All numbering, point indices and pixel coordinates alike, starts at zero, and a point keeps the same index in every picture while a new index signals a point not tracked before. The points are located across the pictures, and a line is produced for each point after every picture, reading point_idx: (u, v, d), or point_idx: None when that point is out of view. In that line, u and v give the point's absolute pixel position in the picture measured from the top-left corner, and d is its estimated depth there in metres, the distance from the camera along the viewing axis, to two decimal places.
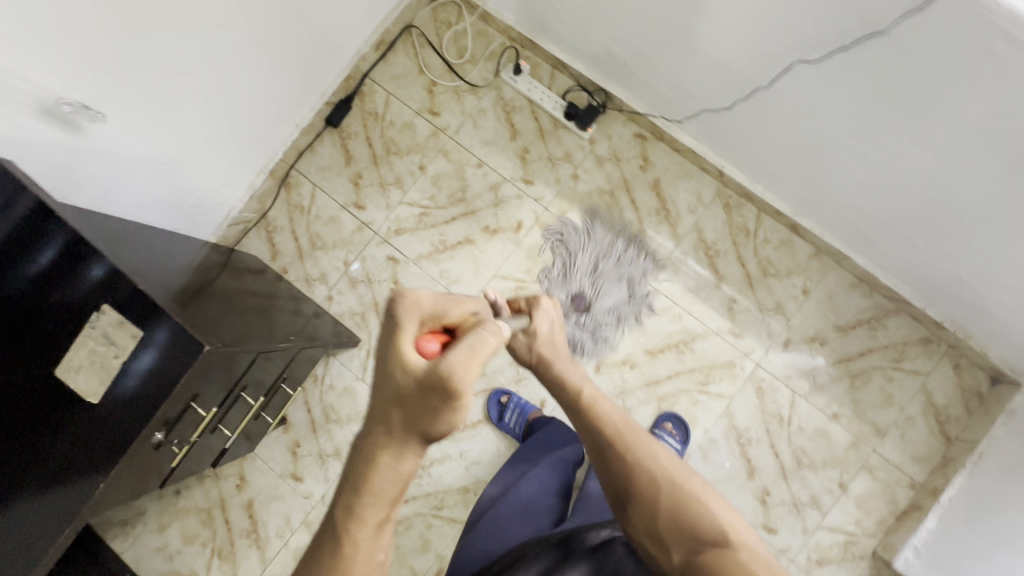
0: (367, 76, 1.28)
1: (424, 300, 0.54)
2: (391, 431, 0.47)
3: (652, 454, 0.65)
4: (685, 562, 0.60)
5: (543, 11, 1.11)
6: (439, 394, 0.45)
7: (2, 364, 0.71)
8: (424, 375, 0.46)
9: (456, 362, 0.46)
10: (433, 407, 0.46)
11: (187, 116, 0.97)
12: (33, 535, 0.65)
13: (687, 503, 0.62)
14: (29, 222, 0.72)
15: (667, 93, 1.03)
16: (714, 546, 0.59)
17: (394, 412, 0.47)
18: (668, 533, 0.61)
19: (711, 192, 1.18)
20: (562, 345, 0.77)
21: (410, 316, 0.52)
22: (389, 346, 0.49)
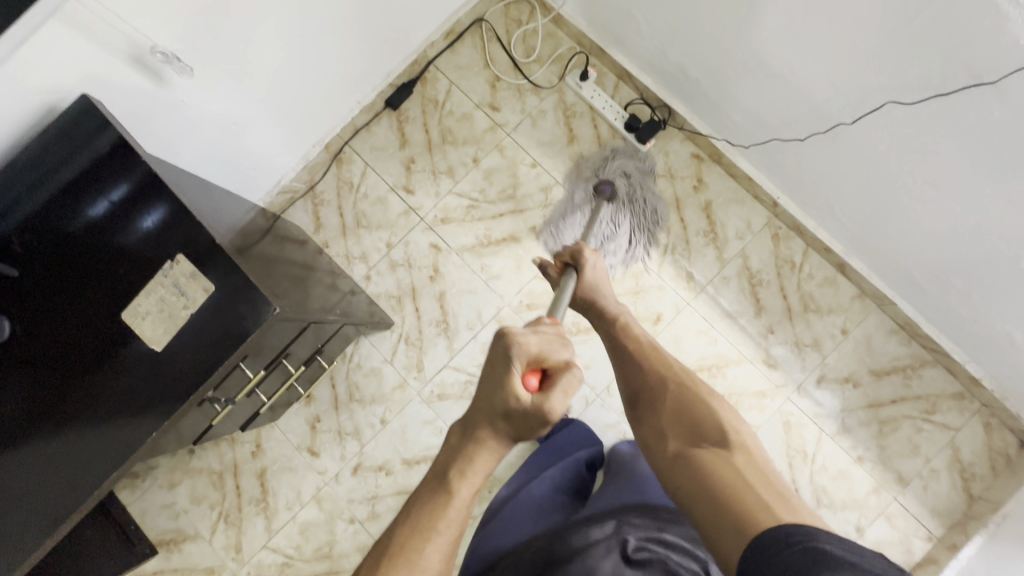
0: (433, 63, 1.29)
1: (531, 344, 0.58)
2: (496, 430, 0.53)
3: (668, 363, 0.69)
4: (678, 451, 0.59)
5: (621, 23, 1.12)
6: (539, 424, 0.54)
7: (61, 301, 0.70)
8: (532, 407, 0.53)
9: (558, 404, 0.54)
10: (532, 427, 0.54)
11: (264, 80, 0.98)
12: (77, 478, 0.65)
13: (691, 401, 0.63)
14: (106, 162, 0.73)
15: (736, 117, 1.04)
16: (712, 441, 0.58)
17: (500, 425, 0.53)
18: (669, 426, 0.62)
19: (761, 221, 1.18)
20: (608, 289, 0.84)
21: (518, 357, 0.56)
22: (501, 378, 0.54)
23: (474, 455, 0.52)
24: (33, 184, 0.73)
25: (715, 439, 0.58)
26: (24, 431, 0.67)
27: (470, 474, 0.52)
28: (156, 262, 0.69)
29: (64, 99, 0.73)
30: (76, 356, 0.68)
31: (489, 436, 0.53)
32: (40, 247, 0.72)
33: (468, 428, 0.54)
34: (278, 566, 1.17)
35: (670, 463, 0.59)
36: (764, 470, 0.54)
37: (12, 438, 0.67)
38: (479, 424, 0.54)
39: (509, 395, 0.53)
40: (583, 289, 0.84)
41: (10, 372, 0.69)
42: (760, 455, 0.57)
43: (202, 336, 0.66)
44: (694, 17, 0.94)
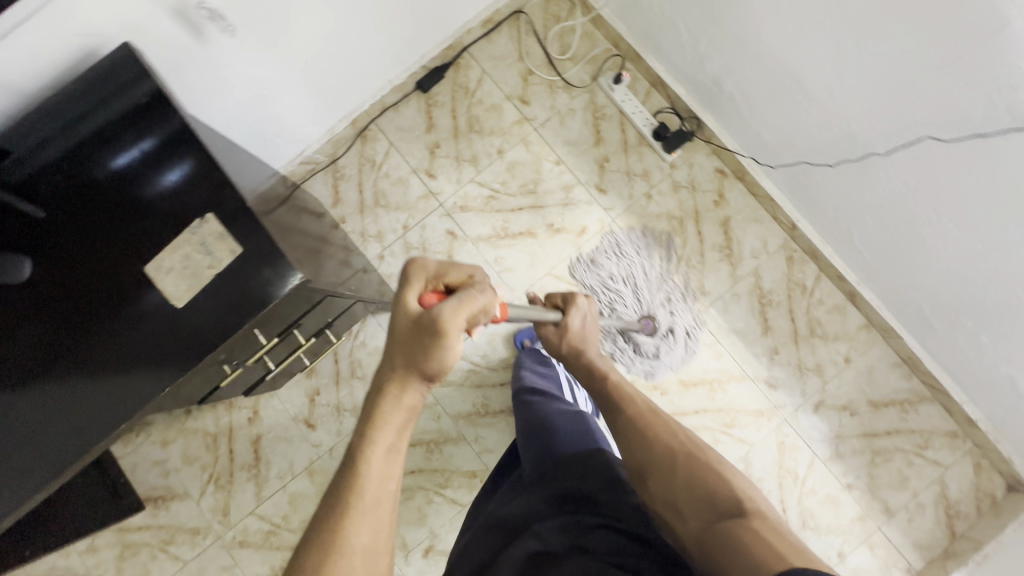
0: (467, 50, 1.28)
1: (429, 262, 0.59)
2: (394, 365, 0.55)
3: (673, 435, 0.76)
4: (699, 524, 0.62)
5: (661, 30, 1.12)
6: (431, 340, 0.54)
7: (79, 247, 0.70)
8: (420, 321, 0.55)
9: (445, 310, 0.54)
10: (423, 345, 0.54)
11: (302, 49, 0.97)
12: (86, 425, 0.65)
13: (702, 477, 0.68)
14: (135, 111, 0.72)
15: (766, 137, 1.04)
16: (728, 509, 0.62)
17: (395, 350, 0.56)
18: (684, 500, 0.66)
19: (778, 241, 1.19)
20: (592, 344, 0.96)
21: (416, 276, 0.58)
22: (396, 300, 0.57)
23: (379, 411, 0.55)
24: (63, 128, 0.71)
25: (729, 509, 0.62)
26: (35, 373, 0.66)
27: (383, 429, 0.54)
28: (180, 218, 0.69)
29: (103, 44, 0.72)
30: (90, 302, 0.68)
31: (392, 379, 0.55)
32: (62, 191, 0.71)
33: (373, 385, 0.56)
34: (263, 534, 1.18)
35: (693, 537, 0.60)
36: (782, 530, 0.57)
37: (21, 378, 0.66)
38: (378, 372, 0.56)
39: (401, 313, 0.56)
40: (568, 340, 0.96)
41: (24, 313, 0.68)
42: (775, 520, 0.60)
43: (226, 297, 0.67)
44: (737, 32, 0.94)
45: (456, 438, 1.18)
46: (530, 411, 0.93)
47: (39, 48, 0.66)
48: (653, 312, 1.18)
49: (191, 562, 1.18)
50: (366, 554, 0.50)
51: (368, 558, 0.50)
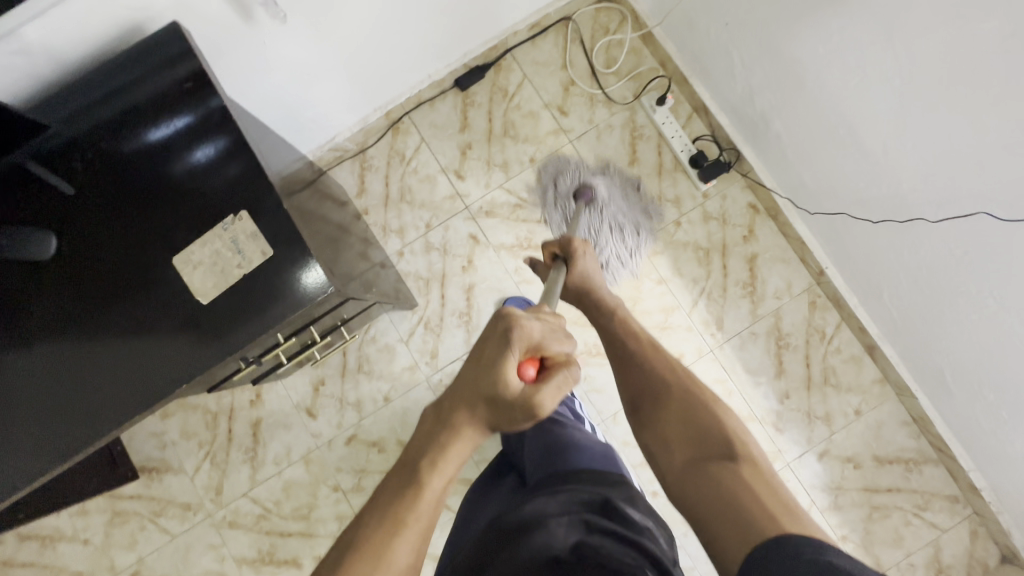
0: (511, 52, 1.25)
1: (535, 331, 0.57)
2: (476, 417, 0.54)
3: (669, 363, 0.72)
4: (686, 461, 0.60)
5: (713, 58, 1.09)
6: (524, 418, 0.54)
7: (101, 226, 0.67)
8: (524, 395, 0.53)
9: (547, 395, 0.55)
10: (519, 419, 0.54)
11: (345, 39, 0.94)
12: (97, 414, 0.64)
13: (696, 412, 0.64)
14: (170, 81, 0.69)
15: (809, 183, 1.02)
16: (718, 452, 0.59)
17: (481, 409, 0.54)
18: (673, 434, 0.64)
19: (802, 284, 1.17)
20: (602, 284, 0.90)
21: (519, 343, 0.55)
22: (496, 363, 0.54)
23: (447, 453, 0.53)
24: (100, 99, 0.68)
25: (721, 450, 0.59)
26: (52, 354, 0.65)
27: (443, 465, 0.52)
28: (213, 208, 0.67)
29: (151, 19, 0.69)
30: (112, 287, 0.66)
31: (466, 429, 0.54)
32: (95, 166, 0.68)
33: (440, 422, 0.54)
34: (254, 517, 1.18)
35: (676, 473, 0.60)
36: (771, 480, 0.55)
37: (37, 358, 0.65)
38: (454, 415, 0.54)
39: (500, 376, 0.53)
40: (574, 283, 0.89)
41: (49, 294, 0.66)
42: (764, 465, 0.58)
43: (254, 300, 0.66)
44: (797, 72, 0.91)
45: None
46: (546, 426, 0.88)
47: (87, 19, 0.64)
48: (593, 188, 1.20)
49: (179, 536, 1.18)
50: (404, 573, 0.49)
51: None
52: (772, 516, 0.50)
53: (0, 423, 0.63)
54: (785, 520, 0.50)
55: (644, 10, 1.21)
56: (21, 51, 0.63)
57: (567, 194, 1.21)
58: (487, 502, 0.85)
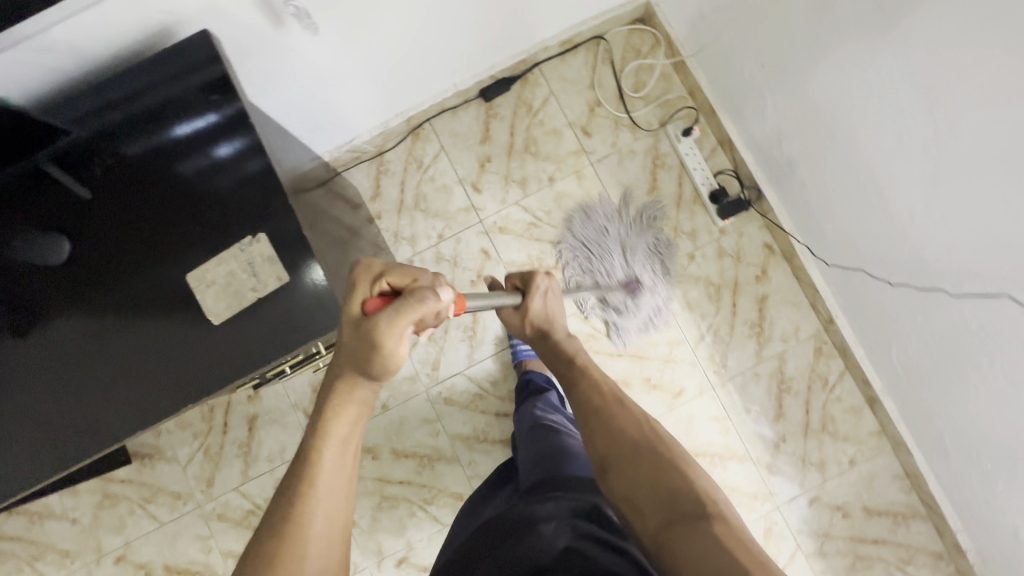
0: (539, 67, 1.23)
1: (374, 266, 0.60)
2: (340, 364, 0.56)
3: (635, 419, 0.69)
4: (660, 526, 0.56)
5: (745, 96, 1.07)
6: (368, 347, 0.54)
7: (117, 231, 0.66)
8: (357, 328, 0.56)
9: (375, 321, 0.54)
10: (363, 353, 0.55)
11: (372, 49, 0.91)
12: (93, 431, 0.62)
13: (667, 471, 0.61)
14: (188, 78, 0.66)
15: (828, 233, 1.01)
16: (692, 511, 0.56)
17: (341, 353, 0.57)
18: (645, 496, 0.60)
19: (810, 330, 1.17)
20: (560, 320, 0.87)
21: (357, 281, 0.59)
22: (344, 306, 0.58)
23: (327, 410, 0.55)
24: (118, 101, 0.66)
25: (693, 509, 0.56)
26: (52, 366, 0.63)
27: (332, 422, 0.55)
28: (224, 212, 0.65)
29: (181, 23, 0.67)
30: (119, 300, 0.64)
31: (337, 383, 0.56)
32: (113, 170, 0.67)
33: (325, 386, 0.57)
34: (243, 512, 1.18)
35: (651, 537, 0.56)
36: (747, 541, 0.53)
37: (37, 369, 0.63)
38: (330, 371, 0.57)
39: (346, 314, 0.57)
40: (530, 321, 0.87)
41: (58, 301, 0.65)
42: (738, 524, 0.55)
43: (264, 325, 0.63)
44: (829, 125, 0.90)
45: (451, 457, 1.17)
46: (543, 431, 0.88)
47: (115, 20, 0.62)
48: (636, 274, 1.18)
49: (167, 524, 1.19)
50: (323, 544, 0.51)
51: (323, 548, 0.51)
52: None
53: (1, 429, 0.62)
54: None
55: (678, 38, 1.19)
56: (46, 49, 0.61)
57: (608, 272, 1.18)
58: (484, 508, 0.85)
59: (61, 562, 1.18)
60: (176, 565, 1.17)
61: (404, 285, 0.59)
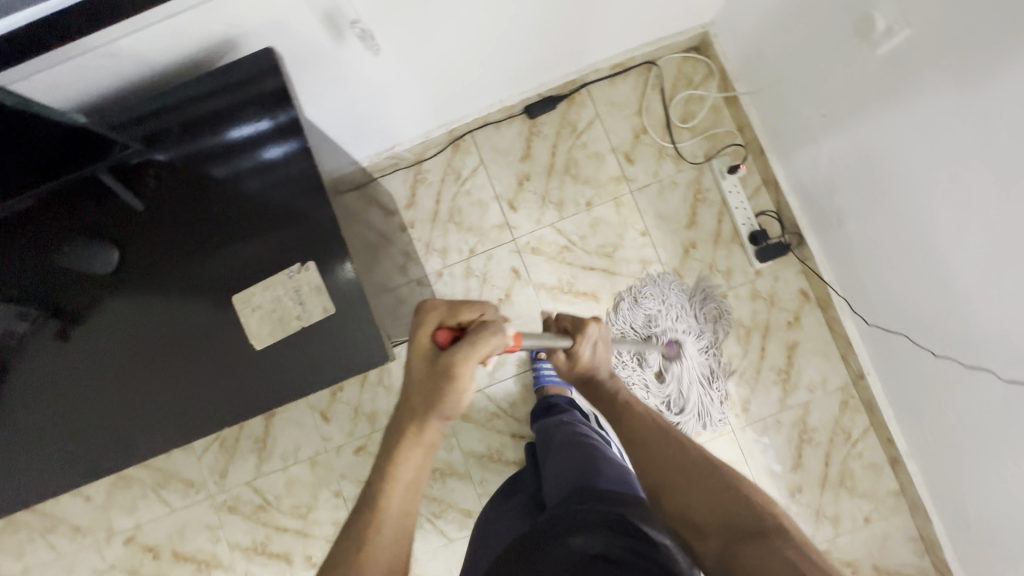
0: (587, 87, 1.21)
1: (437, 306, 0.58)
2: (412, 406, 0.57)
3: (680, 438, 0.67)
4: (720, 545, 0.54)
5: (800, 140, 1.04)
6: (444, 387, 0.55)
7: (166, 241, 0.66)
8: (432, 369, 0.55)
9: (451, 361, 0.54)
10: (437, 395, 0.55)
11: (426, 66, 0.89)
12: (132, 441, 0.63)
13: (720, 488, 0.59)
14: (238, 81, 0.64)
15: (871, 290, 0.99)
16: (750, 528, 0.54)
17: (413, 397, 0.57)
18: (701, 515, 0.57)
19: (838, 382, 1.15)
20: (605, 365, 0.84)
21: (422, 321, 0.57)
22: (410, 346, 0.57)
23: (397, 455, 0.56)
24: (168, 106, 0.65)
25: (751, 527, 0.54)
26: (92, 375, 0.64)
27: (402, 465, 0.56)
28: (270, 216, 0.65)
29: (243, 36, 0.66)
30: (165, 317, 0.65)
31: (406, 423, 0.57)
32: (166, 181, 0.66)
33: (395, 426, 0.58)
34: (254, 506, 1.19)
35: (717, 557, 0.53)
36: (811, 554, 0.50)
37: (78, 377, 0.64)
38: (400, 413, 0.58)
39: (415, 354, 0.57)
40: (578, 370, 0.82)
41: (104, 310, 0.65)
42: (800, 536, 0.53)
43: (308, 354, 0.63)
44: (887, 185, 0.87)
45: (463, 474, 1.17)
46: (575, 441, 0.80)
47: (181, 30, 0.60)
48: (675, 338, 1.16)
49: (178, 511, 1.20)
50: None
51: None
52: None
53: (43, 431, 0.63)
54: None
55: (733, 71, 1.16)
56: (110, 54, 0.60)
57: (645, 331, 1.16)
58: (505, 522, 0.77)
59: (73, 536, 1.21)
60: (184, 551, 1.19)
61: (471, 320, 0.57)
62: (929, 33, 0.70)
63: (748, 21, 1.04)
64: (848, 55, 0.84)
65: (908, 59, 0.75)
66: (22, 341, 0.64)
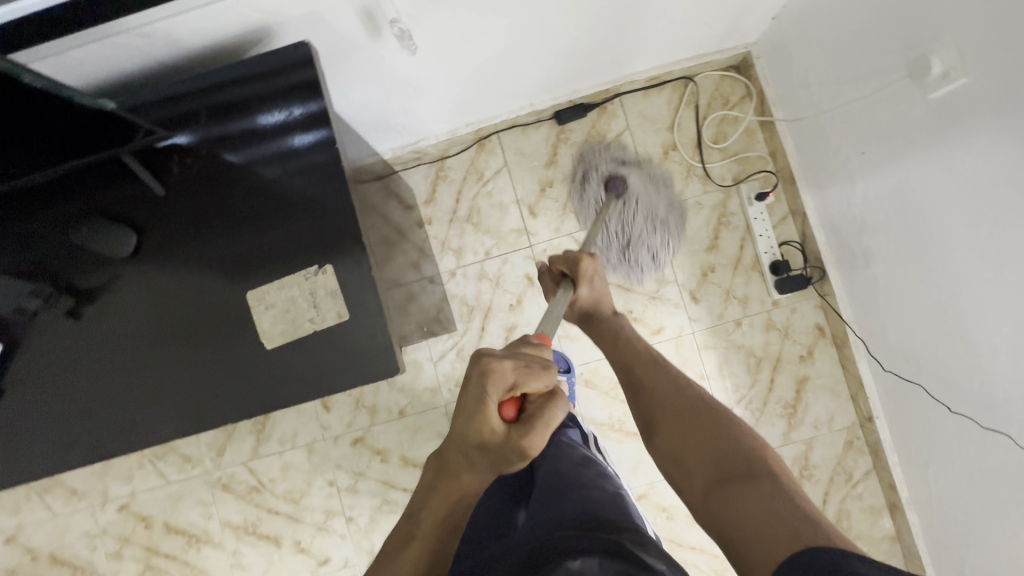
0: (620, 98, 1.19)
1: (507, 371, 0.53)
2: (472, 466, 0.56)
3: (677, 381, 0.66)
4: (706, 485, 0.54)
5: (834, 175, 1.01)
6: (515, 458, 0.55)
7: (185, 227, 0.65)
8: (507, 443, 0.54)
9: (531, 439, 0.54)
10: (504, 461, 0.56)
11: (461, 67, 0.87)
12: (135, 428, 0.63)
13: (711, 430, 0.58)
14: (270, 70, 0.63)
15: (892, 336, 0.97)
16: (736, 470, 0.53)
17: (473, 458, 0.55)
18: (692, 457, 0.57)
19: (845, 421, 1.14)
20: (607, 299, 0.81)
21: (492, 388, 0.52)
22: (476, 415, 0.52)
23: (452, 497, 0.55)
24: (198, 90, 0.64)
25: (738, 469, 0.53)
26: (100, 358, 0.64)
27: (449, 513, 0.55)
28: (291, 211, 0.64)
29: (279, 26, 0.64)
30: (179, 308, 0.64)
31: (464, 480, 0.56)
32: (190, 167, 0.65)
33: (443, 474, 0.56)
34: (247, 487, 1.20)
35: (702, 499, 0.54)
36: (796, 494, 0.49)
37: (87, 359, 0.64)
38: (454, 469, 0.55)
39: (485, 432, 0.53)
40: (578, 308, 0.81)
41: (117, 294, 0.65)
42: (785, 475, 0.51)
43: (319, 359, 0.63)
44: (921, 235, 0.84)
45: None
46: (561, 456, 0.75)
47: (218, 17, 0.59)
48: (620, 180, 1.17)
49: (173, 484, 1.21)
50: None
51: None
52: (799, 535, 0.43)
53: (50, 410, 0.64)
54: (810, 534, 0.43)
55: (772, 96, 1.13)
56: (145, 36, 0.58)
57: (593, 178, 1.18)
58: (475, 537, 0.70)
59: (69, 499, 1.22)
60: (176, 524, 1.21)
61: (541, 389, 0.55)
62: (985, 85, 0.67)
63: (794, 46, 1.01)
64: (896, 96, 0.81)
65: (958, 108, 0.72)
66: (35, 318, 0.64)
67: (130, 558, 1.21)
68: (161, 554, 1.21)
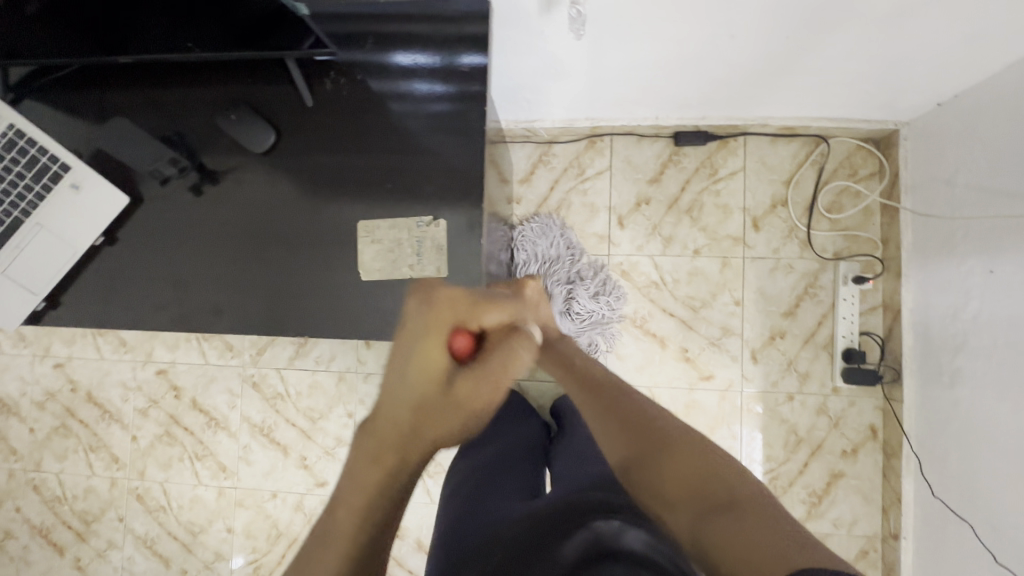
0: (745, 136, 1.15)
1: (457, 299, 0.47)
2: (399, 447, 0.45)
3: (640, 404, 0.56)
4: (692, 520, 0.43)
5: (948, 283, 0.96)
6: (465, 411, 0.46)
7: (314, 141, 0.68)
8: (453, 384, 0.46)
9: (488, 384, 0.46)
10: (453, 426, 0.47)
11: (615, 61, 0.84)
12: (221, 311, 0.68)
13: (678, 449, 0.49)
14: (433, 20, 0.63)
15: (954, 467, 0.92)
16: (717, 496, 0.43)
17: (408, 424, 0.45)
18: (666, 485, 0.46)
19: (866, 530, 1.10)
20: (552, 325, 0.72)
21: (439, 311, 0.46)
22: (416, 349, 0.46)
23: (376, 484, 0.45)
24: (362, 15, 0.65)
25: (717, 496, 0.43)
26: (210, 237, 0.69)
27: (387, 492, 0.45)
28: (412, 152, 0.66)
29: None
30: (293, 218, 0.67)
31: (398, 454, 0.45)
32: (342, 87, 0.67)
33: (361, 463, 0.45)
34: (274, 392, 1.25)
35: (688, 532, 0.43)
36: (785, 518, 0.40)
37: (198, 234, 0.69)
38: (373, 450, 0.45)
39: (426, 377, 0.45)
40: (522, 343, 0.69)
41: (241, 186, 0.69)
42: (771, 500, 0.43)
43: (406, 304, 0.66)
44: None
45: None
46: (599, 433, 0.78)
47: None
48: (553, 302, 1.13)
49: (210, 366, 1.27)
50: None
51: None
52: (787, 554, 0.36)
53: (157, 272, 0.70)
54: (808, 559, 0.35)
55: (905, 182, 1.07)
56: None
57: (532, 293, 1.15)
58: (506, 481, 0.72)
59: (118, 348, 1.30)
60: (202, 403, 1.27)
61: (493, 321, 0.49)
62: None
63: (953, 138, 0.94)
64: None
65: None
66: (166, 183, 0.70)
67: (154, 419, 1.29)
68: (181, 425, 1.28)
